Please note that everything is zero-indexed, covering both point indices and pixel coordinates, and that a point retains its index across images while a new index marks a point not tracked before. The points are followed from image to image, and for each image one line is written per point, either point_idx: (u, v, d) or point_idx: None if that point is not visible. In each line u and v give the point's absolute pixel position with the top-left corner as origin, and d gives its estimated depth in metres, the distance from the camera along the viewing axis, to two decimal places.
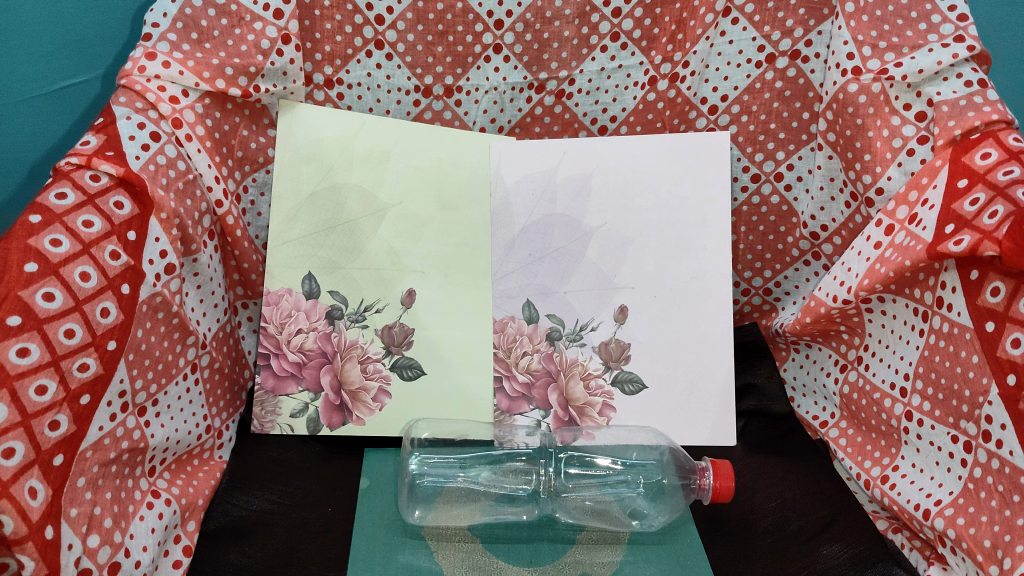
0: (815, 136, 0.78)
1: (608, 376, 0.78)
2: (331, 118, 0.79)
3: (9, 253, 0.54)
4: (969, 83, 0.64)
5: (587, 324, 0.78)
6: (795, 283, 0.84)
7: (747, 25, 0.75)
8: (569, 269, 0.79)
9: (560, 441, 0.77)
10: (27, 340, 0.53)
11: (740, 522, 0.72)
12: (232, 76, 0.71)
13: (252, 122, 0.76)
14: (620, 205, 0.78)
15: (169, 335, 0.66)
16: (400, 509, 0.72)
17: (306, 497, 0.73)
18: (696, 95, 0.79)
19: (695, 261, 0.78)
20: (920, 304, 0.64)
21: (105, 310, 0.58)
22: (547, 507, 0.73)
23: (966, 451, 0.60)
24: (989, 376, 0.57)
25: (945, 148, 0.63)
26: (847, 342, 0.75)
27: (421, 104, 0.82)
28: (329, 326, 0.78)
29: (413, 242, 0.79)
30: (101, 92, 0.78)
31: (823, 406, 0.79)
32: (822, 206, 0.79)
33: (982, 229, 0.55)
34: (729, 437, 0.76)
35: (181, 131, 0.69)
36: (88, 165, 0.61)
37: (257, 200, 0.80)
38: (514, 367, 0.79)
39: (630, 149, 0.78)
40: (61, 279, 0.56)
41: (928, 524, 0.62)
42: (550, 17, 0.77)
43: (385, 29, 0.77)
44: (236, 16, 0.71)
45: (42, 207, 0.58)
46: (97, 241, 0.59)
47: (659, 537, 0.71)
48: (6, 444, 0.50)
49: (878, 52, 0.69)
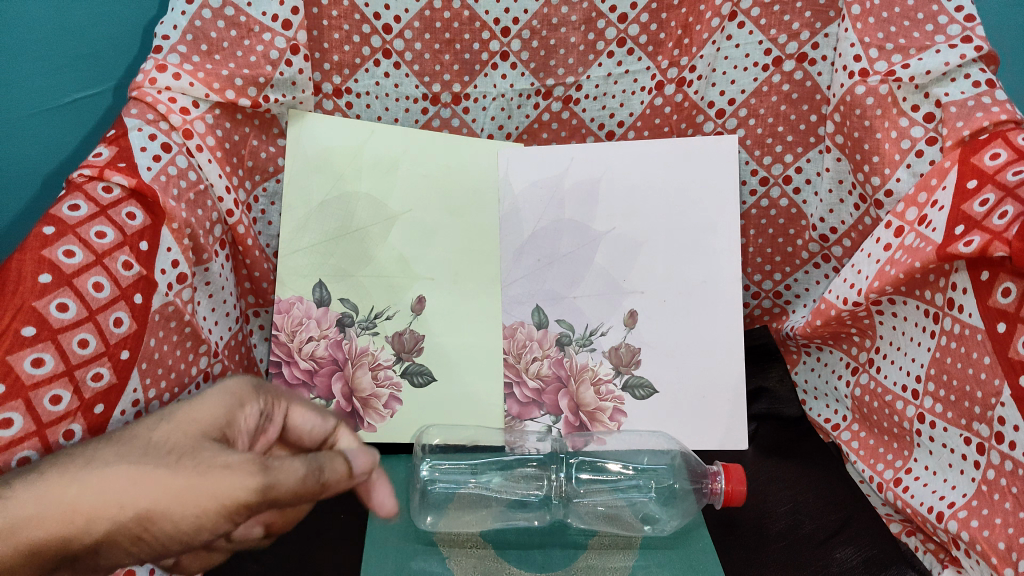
0: (823, 138, 0.78)
1: (618, 380, 0.78)
2: (340, 127, 0.79)
3: (23, 265, 0.55)
4: (977, 83, 0.64)
5: (597, 329, 0.79)
6: (805, 285, 0.84)
7: (753, 29, 0.75)
8: (578, 275, 0.79)
9: (571, 447, 0.78)
10: (41, 350, 0.53)
11: (752, 527, 0.72)
12: (241, 87, 0.71)
13: (262, 132, 0.77)
14: (628, 210, 0.78)
15: (182, 344, 0.67)
16: (411, 515, 0.73)
17: (319, 502, 0.73)
18: (703, 99, 0.79)
19: (705, 265, 0.77)
20: (931, 305, 0.64)
21: (118, 320, 0.59)
22: (559, 512, 0.74)
23: (978, 453, 0.60)
24: (1001, 377, 0.56)
25: (954, 149, 0.63)
26: (859, 344, 0.75)
27: (429, 112, 0.82)
28: (340, 334, 0.79)
29: (422, 249, 0.79)
30: (112, 105, 0.79)
31: (835, 408, 0.79)
32: (831, 208, 0.79)
33: (992, 229, 0.55)
34: (741, 441, 0.76)
35: (192, 142, 0.69)
36: (100, 177, 0.62)
37: (268, 210, 0.80)
38: (525, 372, 0.79)
39: (637, 153, 0.79)
40: (74, 289, 0.56)
41: (942, 527, 0.62)
42: (557, 23, 0.78)
43: (392, 38, 0.78)
44: (245, 27, 0.71)
45: (55, 218, 0.58)
46: (109, 252, 0.60)
47: (670, 541, 0.71)
48: (22, 453, 0.51)
49: (884, 54, 0.69)
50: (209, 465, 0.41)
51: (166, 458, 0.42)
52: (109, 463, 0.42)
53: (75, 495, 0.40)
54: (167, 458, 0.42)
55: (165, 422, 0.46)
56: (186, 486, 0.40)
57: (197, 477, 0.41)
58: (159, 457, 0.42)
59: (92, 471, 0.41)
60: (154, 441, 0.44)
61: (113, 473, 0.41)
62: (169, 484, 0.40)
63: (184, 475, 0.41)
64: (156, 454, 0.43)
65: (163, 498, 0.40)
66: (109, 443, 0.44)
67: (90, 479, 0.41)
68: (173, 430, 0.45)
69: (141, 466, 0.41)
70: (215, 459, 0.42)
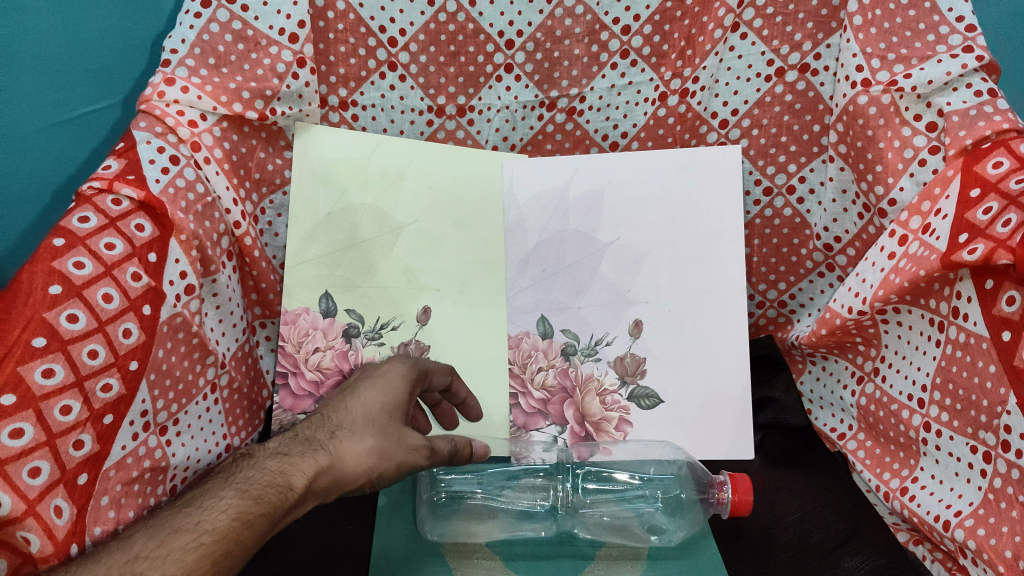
0: (826, 148, 0.78)
1: (624, 391, 0.78)
2: (345, 139, 0.79)
3: (33, 277, 0.55)
4: (979, 92, 0.64)
5: (602, 339, 0.79)
6: (809, 295, 0.84)
7: (756, 40, 0.76)
8: (583, 285, 0.79)
9: (577, 456, 0.79)
10: (51, 361, 0.54)
11: (762, 535, 0.74)
12: (248, 100, 0.72)
13: (268, 144, 0.77)
14: (633, 220, 0.79)
15: (189, 355, 0.67)
16: (420, 525, 0.75)
17: (326, 514, 0.73)
18: (706, 110, 0.80)
19: (710, 275, 0.78)
20: (936, 314, 0.64)
21: (127, 331, 0.59)
22: (566, 523, 0.77)
23: (985, 462, 0.60)
24: (1006, 385, 0.57)
25: (957, 158, 0.63)
26: (864, 353, 0.75)
27: (434, 124, 0.83)
28: (346, 344, 0.79)
29: (427, 260, 0.80)
30: (121, 117, 0.81)
31: (841, 418, 0.79)
32: (835, 217, 0.79)
33: (996, 237, 0.56)
34: (747, 451, 0.76)
35: (200, 154, 0.70)
36: (110, 190, 0.62)
37: (274, 221, 0.81)
38: (529, 383, 0.79)
39: (641, 164, 0.79)
40: (84, 301, 0.57)
41: (948, 536, 0.62)
42: (561, 35, 0.78)
43: (398, 51, 0.79)
44: (252, 41, 0.72)
45: (65, 230, 0.59)
46: (119, 263, 0.60)
47: (678, 552, 0.73)
48: (32, 463, 0.52)
49: (886, 64, 0.69)
50: (417, 445, 0.61)
51: (393, 435, 0.60)
52: (365, 435, 0.59)
53: (355, 459, 0.58)
54: (395, 436, 0.60)
55: (373, 395, 0.61)
56: (405, 462, 0.60)
57: (412, 455, 0.60)
58: (391, 435, 0.60)
59: (358, 441, 0.58)
60: (377, 416, 0.60)
61: (374, 445, 0.59)
62: (399, 459, 0.60)
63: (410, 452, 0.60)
64: (388, 430, 0.60)
65: (397, 470, 0.60)
66: (348, 408, 0.60)
67: (359, 447, 0.58)
68: (382, 404, 0.61)
69: (387, 444, 0.59)
70: (413, 440, 0.61)
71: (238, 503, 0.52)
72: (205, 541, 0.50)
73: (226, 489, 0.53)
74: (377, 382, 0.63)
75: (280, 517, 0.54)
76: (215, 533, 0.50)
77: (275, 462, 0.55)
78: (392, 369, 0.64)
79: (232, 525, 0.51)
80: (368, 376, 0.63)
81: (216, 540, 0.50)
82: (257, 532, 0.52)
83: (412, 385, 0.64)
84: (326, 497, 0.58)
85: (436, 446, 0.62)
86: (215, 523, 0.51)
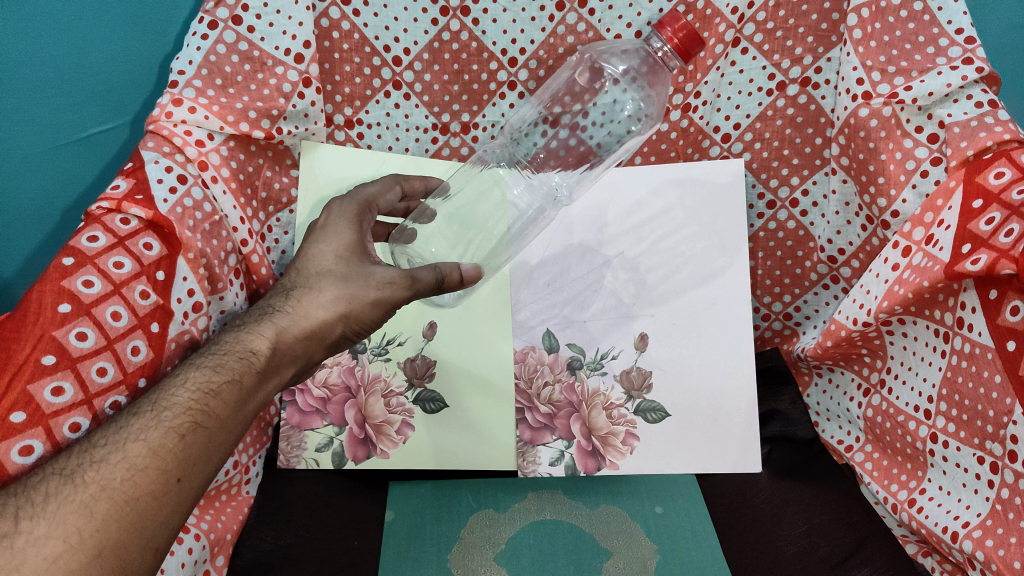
0: (828, 160, 0.79)
1: (631, 405, 0.79)
2: (352, 158, 0.80)
3: (43, 295, 0.56)
4: (979, 103, 0.65)
5: (608, 352, 0.79)
6: (814, 306, 0.84)
7: (757, 54, 0.76)
8: (590, 300, 0.80)
9: (583, 471, 0.78)
10: (61, 379, 0.55)
11: (766, 548, 0.74)
12: (255, 119, 0.72)
13: (275, 163, 0.78)
14: (634, 235, 0.80)
15: None
16: (430, 522, 0.77)
17: (334, 531, 0.75)
18: (708, 124, 0.80)
19: (714, 288, 0.79)
20: (941, 325, 0.64)
21: (135, 349, 0.60)
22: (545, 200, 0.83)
23: (992, 473, 0.60)
24: (1012, 396, 0.57)
25: (958, 169, 0.64)
26: (870, 364, 0.75)
27: (438, 141, 0.84)
28: (352, 360, 0.79)
29: None
30: (129, 139, 0.81)
31: (848, 429, 0.79)
32: (839, 229, 0.80)
33: (999, 247, 0.56)
34: (754, 465, 0.77)
35: (207, 173, 0.70)
36: (118, 209, 0.62)
37: (280, 239, 0.81)
38: (536, 398, 0.79)
39: (644, 180, 0.80)
40: (93, 319, 0.58)
41: (957, 547, 0.62)
42: (563, 53, 0.78)
43: (403, 70, 0.80)
44: (258, 61, 0.72)
45: (74, 249, 0.59)
46: (127, 281, 0.61)
47: (685, 564, 0.73)
48: None
49: (887, 77, 0.69)
50: (388, 279, 0.61)
51: (354, 277, 0.61)
52: (323, 286, 0.61)
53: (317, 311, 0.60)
54: (359, 277, 0.61)
55: (324, 247, 0.62)
56: (376, 300, 0.61)
57: (383, 292, 0.61)
58: (353, 277, 0.61)
59: (319, 293, 0.60)
60: (333, 266, 0.62)
61: (335, 295, 0.61)
62: (368, 299, 0.61)
63: (376, 293, 0.61)
64: (351, 274, 0.61)
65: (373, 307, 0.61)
66: (302, 266, 0.62)
67: (320, 297, 0.60)
68: (337, 256, 0.62)
69: (351, 288, 0.61)
70: (383, 275, 0.61)
71: (198, 377, 0.54)
72: (165, 418, 0.52)
73: (185, 372, 0.55)
74: (326, 234, 0.64)
75: (249, 382, 0.56)
76: (173, 410, 0.52)
77: (235, 338, 0.58)
78: (338, 217, 0.64)
79: (194, 399, 0.53)
80: (315, 232, 0.64)
81: (178, 416, 0.52)
82: (227, 396, 0.54)
83: (360, 223, 0.65)
84: (308, 351, 0.61)
85: (415, 277, 0.61)
86: (175, 401, 0.53)
